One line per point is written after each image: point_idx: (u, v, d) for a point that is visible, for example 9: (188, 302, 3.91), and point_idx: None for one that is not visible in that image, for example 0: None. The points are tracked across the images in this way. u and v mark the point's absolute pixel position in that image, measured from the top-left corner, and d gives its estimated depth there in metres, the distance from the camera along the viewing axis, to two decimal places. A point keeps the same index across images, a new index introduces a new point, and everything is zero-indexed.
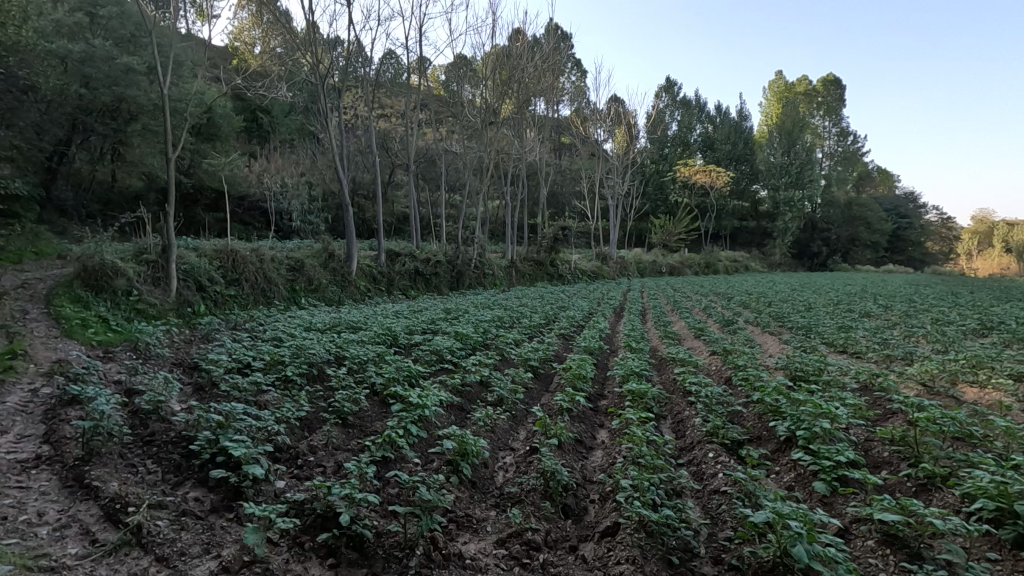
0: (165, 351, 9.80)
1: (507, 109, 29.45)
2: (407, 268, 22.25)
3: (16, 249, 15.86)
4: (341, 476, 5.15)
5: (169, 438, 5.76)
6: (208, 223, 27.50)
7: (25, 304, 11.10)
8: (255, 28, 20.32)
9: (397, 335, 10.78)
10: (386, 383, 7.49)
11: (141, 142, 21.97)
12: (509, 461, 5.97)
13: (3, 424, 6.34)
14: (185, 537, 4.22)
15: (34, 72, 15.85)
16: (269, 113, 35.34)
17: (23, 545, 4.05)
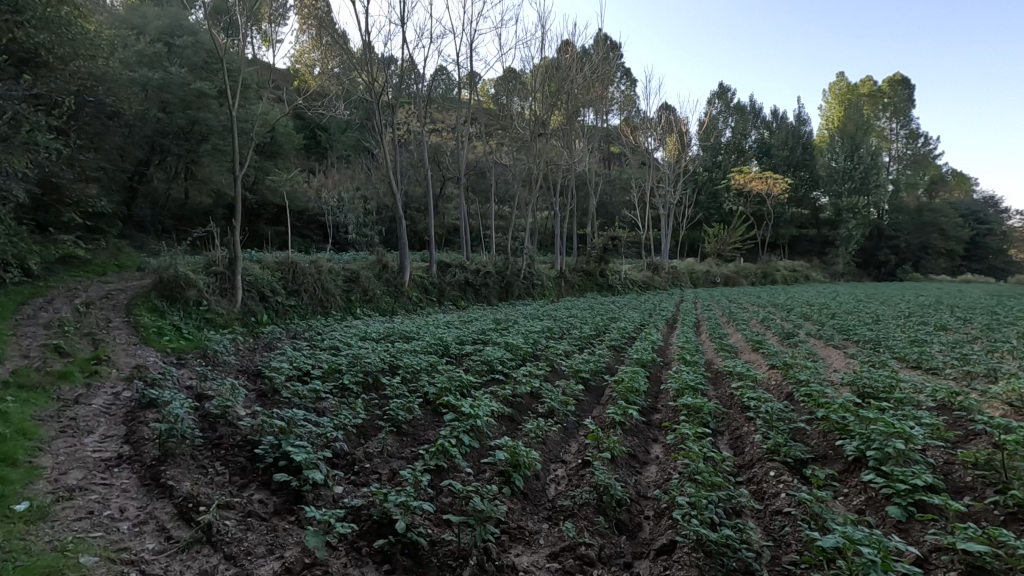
0: (231, 358, 10.34)
1: (556, 120, 29.56)
2: (457, 279, 22.60)
3: (101, 262, 17.20)
4: (397, 483, 5.25)
5: (236, 442, 6.05)
6: (270, 237, 28.91)
7: (109, 313, 11.99)
8: (315, 50, 21.35)
9: (449, 345, 10.95)
10: (439, 393, 7.61)
11: (211, 161, 23.40)
12: (561, 474, 5.92)
13: (90, 424, 6.85)
14: (251, 537, 4.42)
15: (120, 98, 17.23)
16: (326, 131, 36.90)
17: (107, 539, 4.35)
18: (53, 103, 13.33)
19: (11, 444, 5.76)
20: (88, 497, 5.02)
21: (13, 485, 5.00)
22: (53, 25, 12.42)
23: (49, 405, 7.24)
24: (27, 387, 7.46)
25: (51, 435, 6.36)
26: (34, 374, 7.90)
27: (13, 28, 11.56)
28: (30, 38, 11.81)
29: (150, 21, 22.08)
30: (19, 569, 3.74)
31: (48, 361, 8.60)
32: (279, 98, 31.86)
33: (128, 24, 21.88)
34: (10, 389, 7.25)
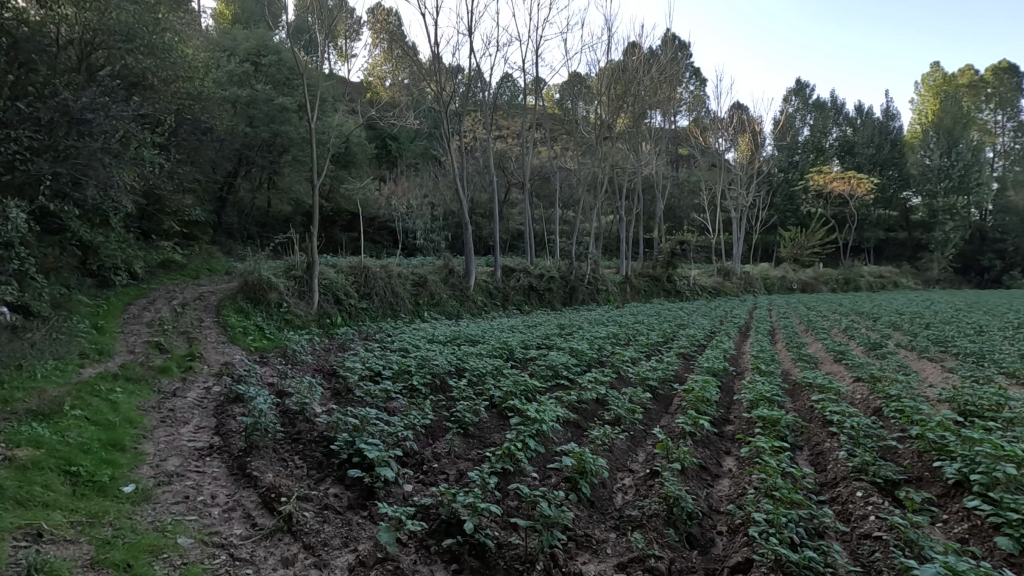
0: (308, 358, 10.91)
1: (622, 123, 29.10)
2: (522, 284, 22.72)
3: (195, 267, 18.66)
4: (464, 484, 5.34)
5: (313, 437, 6.36)
6: (344, 242, 30.27)
7: (201, 313, 12.98)
8: (387, 63, 22.10)
9: (513, 349, 11.02)
10: (504, 397, 7.67)
11: (291, 171, 24.81)
12: (628, 483, 5.80)
13: (185, 415, 7.44)
14: (328, 528, 4.63)
15: (214, 115, 18.66)
16: (396, 140, 38.21)
17: (201, 522, 4.69)
18: (157, 121, 14.63)
19: (120, 431, 6.35)
20: (184, 483, 5.44)
21: (122, 468, 5.51)
22: (157, 50, 13.60)
23: (151, 396, 7.92)
24: (132, 380, 8.20)
25: (153, 424, 6.96)
26: (138, 368, 8.68)
27: (126, 55, 12.83)
28: (139, 63, 13.05)
29: (240, 43, 23.35)
30: (127, 546, 4.12)
31: (150, 357, 9.41)
32: (353, 111, 33.39)
33: (222, 46, 23.05)
34: (118, 381, 8.00)
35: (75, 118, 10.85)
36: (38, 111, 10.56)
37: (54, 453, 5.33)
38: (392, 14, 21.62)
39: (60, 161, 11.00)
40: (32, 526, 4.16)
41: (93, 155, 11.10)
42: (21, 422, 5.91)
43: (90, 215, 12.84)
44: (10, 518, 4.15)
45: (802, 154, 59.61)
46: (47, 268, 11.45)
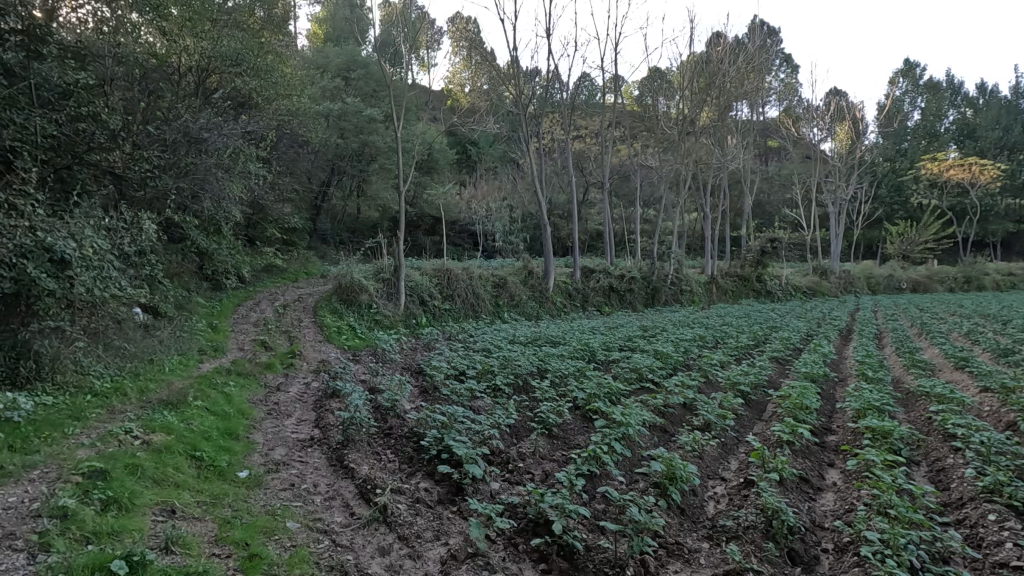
0: (397, 357, 11.41)
1: (706, 117, 27.92)
2: (602, 284, 22.44)
3: (294, 271, 20.10)
4: (550, 485, 5.35)
5: (404, 433, 6.64)
6: (427, 246, 31.34)
7: (300, 314, 13.94)
8: (465, 70, 22.64)
9: (595, 351, 10.91)
10: (588, 398, 7.62)
11: (378, 179, 26.08)
12: (721, 492, 5.56)
13: (289, 408, 8.03)
14: (420, 521, 4.82)
15: (310, 129, 20.05)
16: (476, 145, 39.04)
17: (306, 508, 5.05)
18: (260, 137, 15.96)
19: (234, 421, 6.97)
20: (290, 471, 5.87)
21: (237, 456, 6.05)
22: (261, 72, 14.75)
23: (259, 390, 8.61)
24: (243, 374, 8.95)
25: (261, 416, 7.56)
26: (248, 364, 9.45)
27: (235, 78, 14.09)
28: (245, 85, 14.23)
29: (332, 60, 24.91)
30: (245, 526, 4.51)
31: (257, 354, 10.23)
32: (435, 118, 34.50)
33: (316, 63, 24.54)
34: (231, 375, 8.76)
35: (194, 138, 12.12)
36: (165, 133, 11.61)
37: (181, 438, 5.94)
38: (470, 22, 22.14)
39: (181, 177, 12.15)
40: (167, 503, 4.65)
41: (209, 171, 12.36)
42: (154, 410, 6.64)
43: (206, 225, 14.20)
44: (150, 495, 4.66)
45: (910, 140, 54.37)
46: (172, 273, 12.78)
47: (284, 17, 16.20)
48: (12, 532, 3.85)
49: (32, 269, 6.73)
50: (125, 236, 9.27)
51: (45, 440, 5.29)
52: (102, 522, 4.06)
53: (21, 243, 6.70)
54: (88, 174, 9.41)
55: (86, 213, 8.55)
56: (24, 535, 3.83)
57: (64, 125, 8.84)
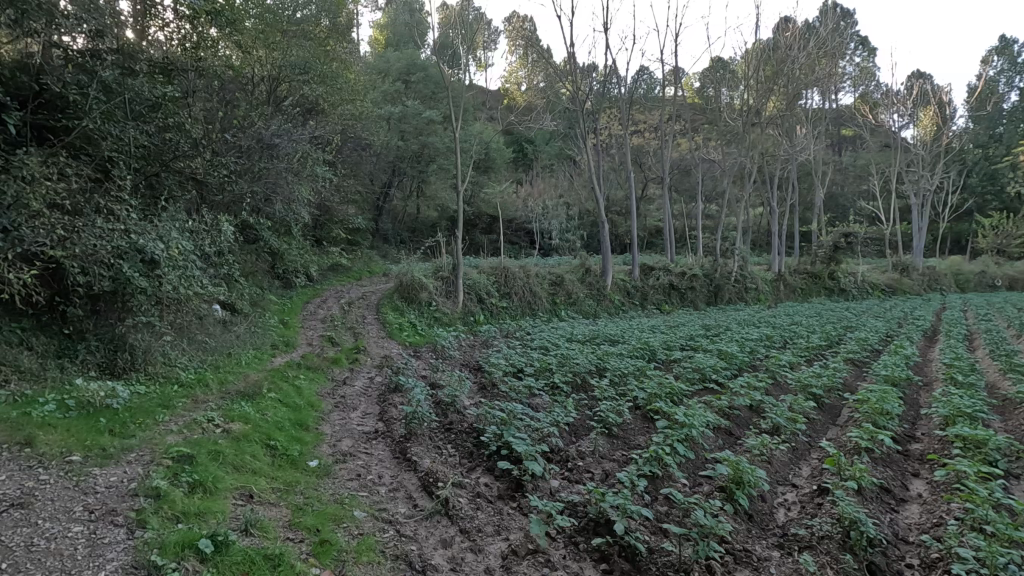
0: (456, 354, 11.61)
1: (773, 106, 26.65)
2: (661, 282, 21.90)
3: (358, 269, 20.83)
4: (611, 485, 5.30)
5: (464, 428, 6.75)
6: (485, 244, 31.65)
7: (364, 311, 14.42)
8: (522, 69, 22.67)
9: (656, 350, 10.66)
10: (649, 399, 7.46)
11: (437, 179, 26.59)
12: (792, 499, 5.31)
13: (355, 401, 8.34)
14: (481, 516, 4.89)
15: (372, 132, 20.72)
16: (532, 143, 39.01)
17: (372, 498, 5.23)
18: (326, 141, 16.63)
19: (304, 412, 7.32)
20: (356, 462, 6.10)
21: (308, 445, 6.35)
22: (326, 78, 15.36)
23: (326, 384, 8.99)
24: (312, 369, 9.37)
25: (329, 408, 7.89)
26: (316, 359, 9.88)
27: (303, 85, 14.71)
28: (312, 91, 14.83)
29: (392, 64, 25.59)
30: (315, 513, 4.72)
31: (325, 349, 10.70)
32: (492, 118, 34.73)
33: (377, 68, 25.24)
34: (301, 369, 9.19)
35: (266, 144, 12.85)
36: (240, 140, 12.39)
37: (257, 428, 6.30)
38: (527, 20, 22.12)
39: (255, 181, 12.85)
40: (246, 488, 4.95)
41: (280, 174, 13.12)
42: (233, 401, 7.08)
43: (277, 226, 14.97)
44: (230, 479, 4.97)
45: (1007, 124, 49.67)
46: (247, 272, 13.56)
47: (348, 25, 16.72)
48: (113, 509, 4.22)
49: (127, 269, 7.36)
50: (206, 236, 10.01)
51: (139, 425, 5.75)
52: (189, 503, 4.37)
53: (119, 246, 7.34)
54: (174, 181, 10.15)
55: (172, 216, 9.23)
56: (123, 512, 4.19)
57: (154, 136, 9.56)
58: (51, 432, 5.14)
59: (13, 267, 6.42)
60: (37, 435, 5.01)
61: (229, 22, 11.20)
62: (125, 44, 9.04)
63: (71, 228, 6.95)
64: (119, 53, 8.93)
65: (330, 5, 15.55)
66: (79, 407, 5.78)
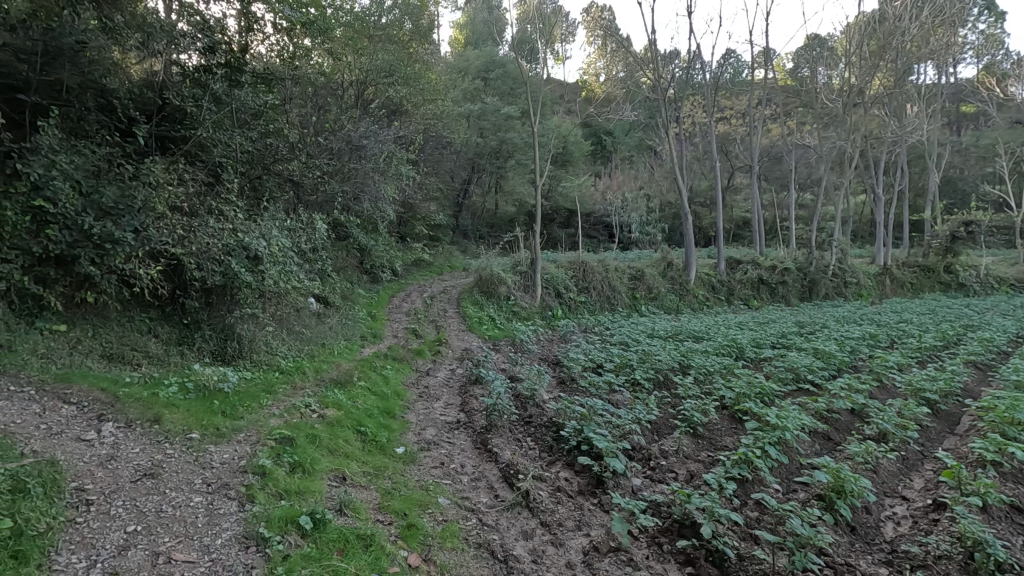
0: (534, 348, 11.67)
1: (880, 84, 24.33)
2: (750, 276, 20.78)
3: (439, 264, 21.47)
4: (696, 486, 5.11)
5: (544, 422, 6.78)
6: (562, 239, 31.54)
7: (445, 305, 14.84)
8: (601, 59, 22.21)
9: (743, 347, 10.14)
10: (737, 399, 7.12)
11: (515, 175, 26.78)
12: (902, 512, 4.86)
13: (438, 392, 8.61)
14: (561, 510, 4.90)
15: (453, 131, 21.19)
16: (611, 134, 38.21)
17: (455, 486, 5.39)
18: (410, 141, 17.23)
19: (391, 401, 7.67)
20: (440, 450, 6.31)
21: (395, 433, 6.64)
22: (410, 80, 15.93)
23: (411, 374, 9.36)
24: (398, 359, 9.78)
25: (414, 398, 8.20)
26: (401, 350, 10.29)
27: (388, 88, 15.33)
28: (397, 93, 15.41)
29: (472, 62, 25.98)
30: (403, 498, 4.93)
31: (409, 341, 11.12)
32: (569, 111, 34.42)
33: (457, 67, 25.65)
34: (388, 360, 9.61)
35: (355, 145, 13.54)
36: (331, 143, 13.13)
37: (349, 414, 6.68)
38: (605, 9, 21.63)
39: (345, 181, 13.59)
40: (339, 471, 5.25)
41: (368, 174, 13.78)
42: (327, 388, 7.55)
43: (365, 224, 15.74)
44: (326, 462, 5.30)
45: None
46: (339, 267, 14.37)
47: (429, 27, 16.94)
48: (226, 483, 4.64)
49: (235, 265, 8.06)
50: (303, 234, 10.73)
51: (247, 408, 6.26)
52: (290, 482, 4.72)
53: (226, 243, 8.11)
54: (274, 183, 10.95)
55: (273, 216, 9.95)
56: (235, 486, 4.60)
57: (257, 142, 10.34)
58: (174, 412, 5.73)
59: (142, 264, 7.27)
60: (163, 414, 5.60)
61: (321, 32, 11.94)
62: (233, 58, 9.84)
63: (189, 228, 7.80)
64: (227, 67, 9.76)
65: (412, 7, 15.96)
66: (196, 389, 6.39)
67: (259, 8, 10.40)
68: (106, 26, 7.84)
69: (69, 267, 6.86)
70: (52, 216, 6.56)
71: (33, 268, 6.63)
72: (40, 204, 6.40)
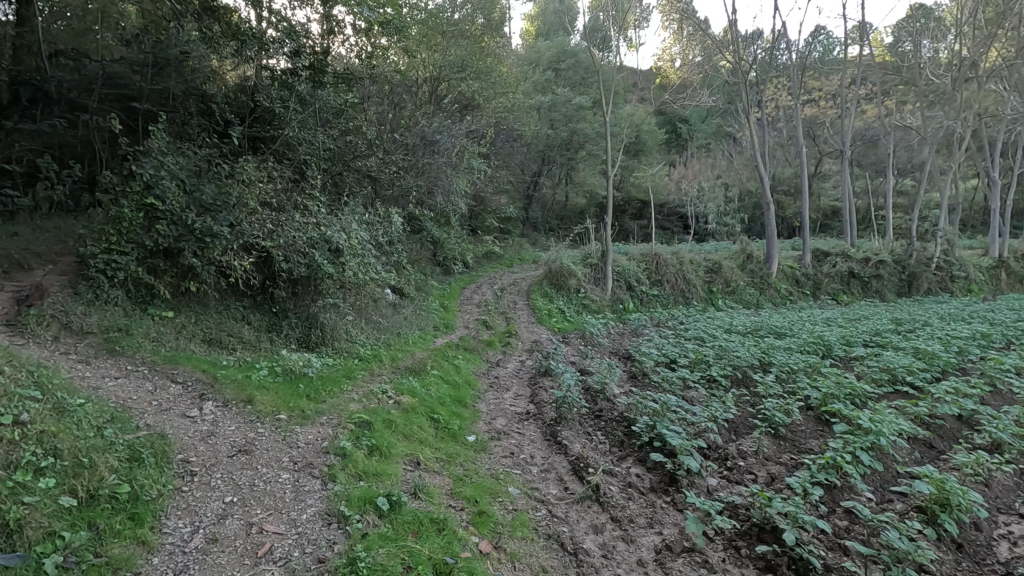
0: (605, 341, 11.52)
1: (999, 55, 21.71)
2: (839, 269, 19.38)
3: (509, 256, 21.63)
4: (777, 489, 4.87)
5: (614, 416, 6.69)
6: (634, 230, 30.83)
7: (516, 297, 14.95)
8: (676, 44, 21.28)
9: (832, 345, 9.48)
10: (824, 400, 6.68)
11: (585, 166, 26.39)
12: (1020, 533, 4.37)
13: (508, 382, 8.71)
14: (632, 506, 4.83)
15: (523, 123, 21.30)
16: (687, 121, 36.72)
17: (525, 477, 5.43)
18: (482, 135, 17.38)
19: (463, 390, 7.85)
20: (510, 440, 6.37)
21: (466, 421, 6.78)
22: (482, 75, 16.05)
23: (482, 364, 9.51)
24: (469, 350, 9.97)
25: (485, 387, 8.34)
26: (472, 341, 10.46)
27: (461, 82, 15.64)
28: (469, 87, 15.64)
29: (543, 54, 25.76)
30: (474, 485, 5.02)
31: (480, 332, 11.30)
32: (643, 99, 33.44)
33: (528, 59, 25.56)
34: (460, 350, 9.83)
35: (428, 140, 13.86)
36: (407, 139, 13.54)
37: (423, 402, 6.89)
38: None
39: (419, 176, 13.98)
40: (414, 456, 5.43)
41: (441, 169, 14.08)
42: (402, 376, 7.83)
43: (438, 217, 16.12)
44: (401, 447, 5.51)
45: None
46: (413, 259, 14.83)
47: (500, 20, 16.97)
48: (310, 462, 4.93)
49: (318, 257, 8.48)
50: (380, 227, 11.15)
51: (329, 393, 6.60)
52: (368, 465, 4.93)
53: (310, 236, 8.59)
54: (353, 179, 11.42)
55: (352, 210, 10.40)
56: (318, 466, 4.88)
57: (338, 139, 10.82)
58: (265, 394, 6.15)
59: (236, 256, 7.84)
60: (255, 395, 6.03)
61: (396, 30, 12.15)
62: (315, 60, 10.36)
63: (277, 223, 8.32)
64: (310, 69, 10.28)
65: (484, 2, 16.04)
66: (284, 373, 6.82)
67: (340, 11, 10.85)
68: (206, 36, 9.22)
69: (175, 259, 7.57)
70: (162, 213, 7.28)
71: (146, 259, 7.38)
72: (151, 203, 7.16)
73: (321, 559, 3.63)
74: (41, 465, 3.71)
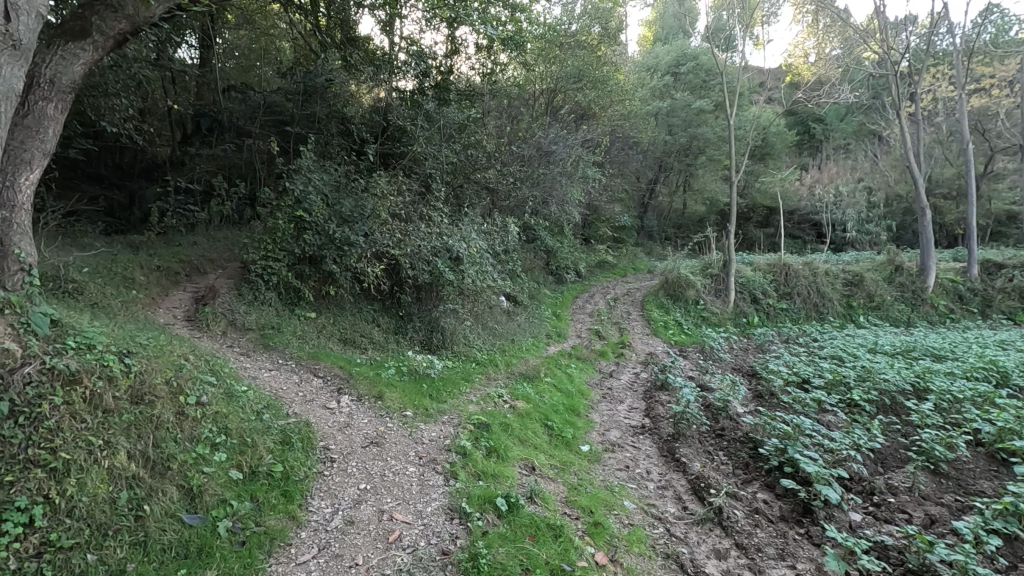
0: (726, 356, 10.87)
1: None
2: (1016, 284, 16.56)
3: (623, 266, 21.26)
4: (938, 532, 4.27)
5: (738, 436, 6.26)
6: (759, 238, 28.90)
7: (629, 307, 14.66)
8: (811, 37, 18.76)
9: (1009, 372, 8.10)
10: (999, 437, 5.72)
11: (705, 171, 25.21)
12: None
13: (622, 394, 8.52)
14: (761, 534, 4.50)
15: (640, 130, 20.82)
16: (823, 121, 33.68)
17: (640, 492, 5.28)
18: (596, 144, 17.31)
19: (576, 399, 7.82)
20: (624, 453, 6.23)
21: (579, 430, 6.75)
22: (599, 84, 15.97)
23: (595, 375, 9.43)
24: (582, 359, 9.93)
25: (598, 398, 8.24)
26: (585, 350, 10.42)
27: (577, 93, 15.84)
28: (585, 97, 15.77)
29: (661, 58, 24.97)
30: (589, 495, 4.98)
31: (592, 341, 11.21)
32: (771, 98, 31.16)
33: (645, 65, 24.98)
34: (572, 358, 9.82)
35: (545, 151, 14.04)
36: (524, 150, 13.84)
37: (537, 408, 6.99)
38: None
39: (535, 186, 14.19)
40: (529, 461, 5.50)
41: (555, 178, 14.22)
42: (517, 381, 7.98)
43: (552, 226, 16.29)
44: (516, 451, 5.61)
45: None
46: (528, 268, 15.13)
47: (617, 27, 16.26)
48: (434, 458, 5.21)
49: (440, 265, 8.97)
50: (498, 237, 11.50)
51: (449, 394, 6.91)
52: (487, 465, 5.10)
53: (434, 245, 9.10)
54: (473, 190, 11.85)
55: (472, 220, 10.85)
56: (441, 462, 5.12)
57: (460, 153, 11.32)
58: (393, 392, 6.60)
59: (369, 263, 8.51)
60: (384, 392, 6.49)
61: (516, 45, 11.94)
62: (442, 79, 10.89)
63: (405, 232, 8.94)
64: (436, 88, 10.89)
65: (602, 11, 15.35)
66: (409, 372, 7.28)
67: (463, 31, 11.32)
68: (346, 64, 10.24)
69: (318, 265, 8.42)
70: (309, 224, 8.20)
71: (295, 265, 8.31)
72: (301, 215, 8.09)
73: (445, 551, 3.80)
74: (216, 441, 4.31)
